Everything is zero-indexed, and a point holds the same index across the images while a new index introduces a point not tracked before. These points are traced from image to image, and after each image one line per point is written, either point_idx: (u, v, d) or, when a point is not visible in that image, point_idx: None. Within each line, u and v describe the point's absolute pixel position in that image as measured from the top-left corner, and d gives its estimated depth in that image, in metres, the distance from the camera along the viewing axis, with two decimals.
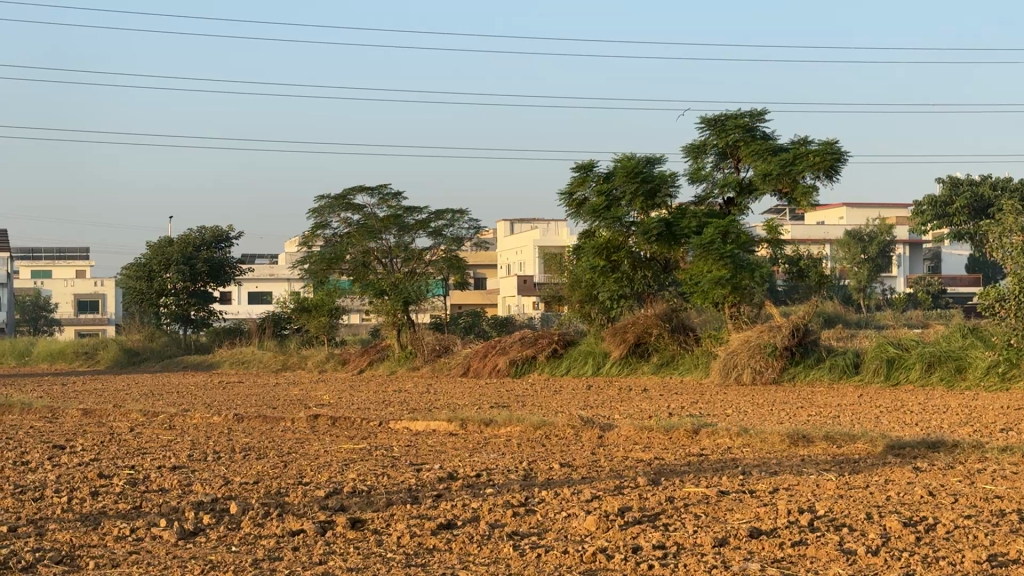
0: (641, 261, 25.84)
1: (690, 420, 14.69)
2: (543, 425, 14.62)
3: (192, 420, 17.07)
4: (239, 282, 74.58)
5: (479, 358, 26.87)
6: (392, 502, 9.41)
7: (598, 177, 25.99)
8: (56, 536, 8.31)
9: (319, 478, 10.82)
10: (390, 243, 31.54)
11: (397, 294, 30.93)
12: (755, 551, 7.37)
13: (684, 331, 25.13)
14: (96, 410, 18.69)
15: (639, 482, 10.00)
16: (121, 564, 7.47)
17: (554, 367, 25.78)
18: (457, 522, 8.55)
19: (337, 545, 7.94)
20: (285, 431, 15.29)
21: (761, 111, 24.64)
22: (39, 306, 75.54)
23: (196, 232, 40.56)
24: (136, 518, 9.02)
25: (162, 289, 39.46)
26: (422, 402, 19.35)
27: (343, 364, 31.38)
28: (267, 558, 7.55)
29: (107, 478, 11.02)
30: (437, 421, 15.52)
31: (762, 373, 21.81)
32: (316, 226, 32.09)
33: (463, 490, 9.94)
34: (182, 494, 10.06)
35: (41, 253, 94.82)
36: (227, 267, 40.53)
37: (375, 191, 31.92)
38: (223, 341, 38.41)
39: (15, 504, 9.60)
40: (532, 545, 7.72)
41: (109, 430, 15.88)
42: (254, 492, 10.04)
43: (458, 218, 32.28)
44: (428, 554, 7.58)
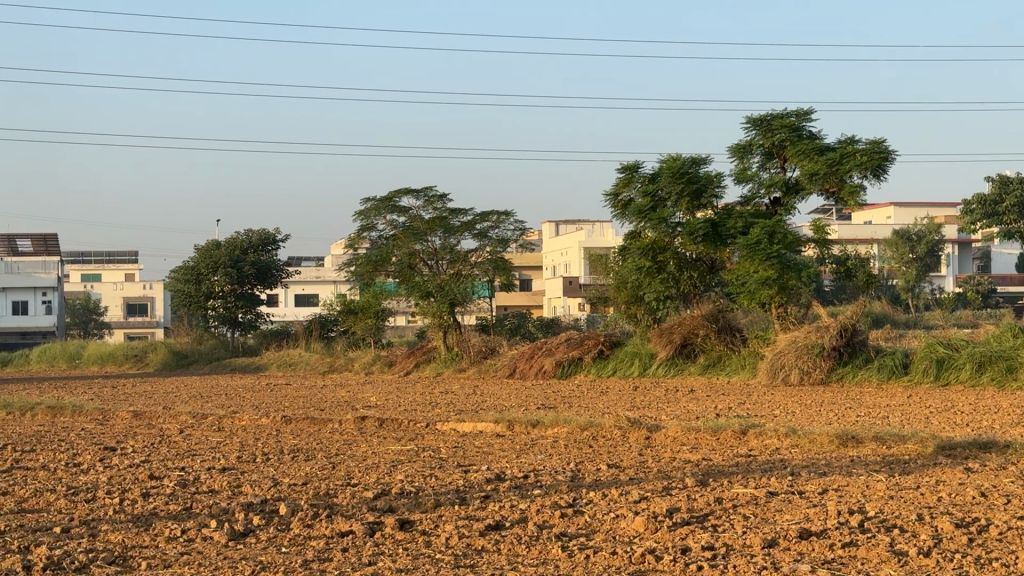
0: (687, 261, 25.76)
1: (738, 420, 14.70)
2: (590, 425, 14.66)
3: (241, 422, 17.24)
4: (286, 285, 75.06)
5: (525, 359, 26.91)
6: (440, 503, 9.46)
7: (644, 178, 25.98)
8: (108, 536, 8.41)
9: (368, 479, 10.89)
10: (436, 245, 31.70)
11: (443, 295, 31.00)
12: (805, 552, 7.35)
13: (730, 332, 25.03)
14: (149, 411, 18.93)
15: (688, 483, 10.00)
16: (173, 564, 7.54)
17: (599, 369, 25.76)
18: (506, 522, 8.58)
19: (386, 546, 7.98)
20: (334, 432, 15.43)
21: (807, 110, 24.53)
22: (88, 309, 76.29)
23: (244, 235, 40.87)
24: (186, 518, 9.13)
25: (210, 292, 39.77)
26: (470, 403, 19.48)
27: (389, 365, 31.50)
28: (317, 560, 7.59)
29: (159, 479, 11.15)
30: (485, 422, 15.60)
31: (810, 374, 21.70)
32: (362, 228, 32.30)
33: (511, 490, 9.98)
34: (232, 495, 10.15)
35: (90, 257, 95.71)
36: (274, 270, 40.80)
37: (421, 193, 32.07)
38: (270, 343, 38.67)
39: (68, 505, 9.72)
40: (581, 546, 7.73)
41: (160, 431, 16.06)
42: (303, 493, 10.12)
43: (504, 219, 32.36)
44: (477, 554, 7.62)
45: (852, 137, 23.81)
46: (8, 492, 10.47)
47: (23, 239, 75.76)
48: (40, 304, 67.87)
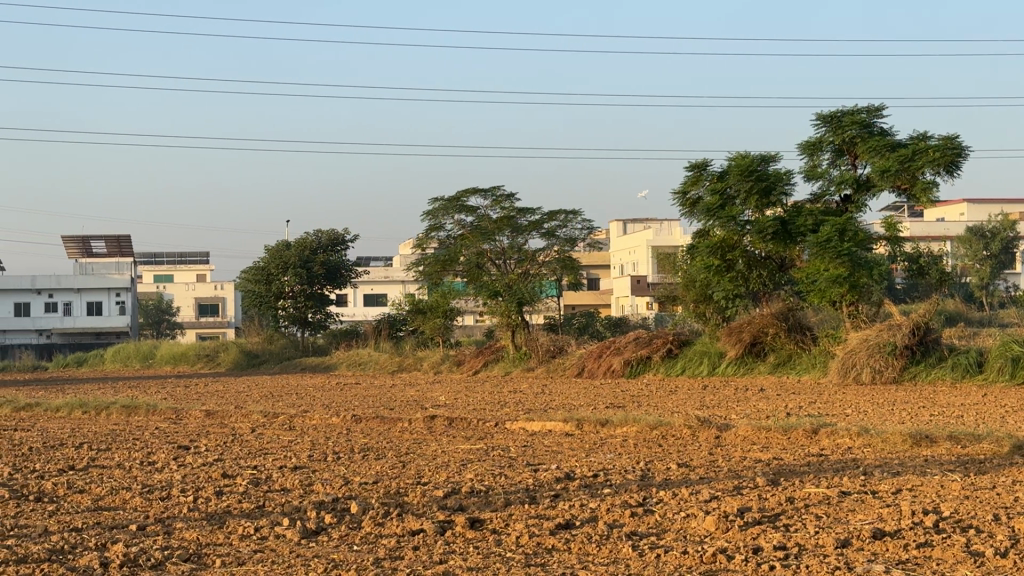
0: (756, 260, 25.62)
1: (809, 420, 14.51)
2: (660, 425, 14.60)
3: (311, 422, 17.30)
4: (355, 284, 75.49)
5: (594, 358, 26.90)
6: (510, 502, 9.47)
7: (711, 177, 25.91)
8: (182, 534, 8.50)
9: (438, 478, 10.92)
10: (504, 244, 31.86)
11: (511, 294, 31.01)
12: (878, 553, 7.28)
13: (801, 330, 24.84)
14: (220, 411, 19.08)
15: (758, 482, 9.94)
16: (246, 561, 7.62)
17: (668, 368, 25.66)
18: (576, 522, 8.58)
19: (456, 545, 8.00)
20: (403, 432, 15.44)
21: (879, 107, 24.31)
22: (161, 309, 77.26)
23: (313, 236, 41.27)
24: (259, 517, 9.20)
25: (280, 293, 40.10)
26: (537, 402, 19.48)
27: (458, 364, 31.57)
28: (388, 558, 7.64)
29: (231, 478, 11.25)
30: (554, 421, 15.57)
31: (882, 373, 21.46)
32: (430, 228, 32.49)
33: (580, 490, 9.97)
34: (303, 494, 10.22)
35: (163, 257, 96.78)
36: (343, 270, 41.10)
37: (489, 193, 32.21)
38: (339, 343, 38.94)
39: (144, 503, 9.84)
40: (651, 546, 7.71)
41: (232, 431, 16.21)
42: (373, 492, 10.17)
43: (571, 219, 32.44)
44: (547, 554, 7.61)
45: (924, 132, 23.54)
46: (87, 490, 10.63)
47: (97, 241, 76.79)
48: (114, 304, 69.04)
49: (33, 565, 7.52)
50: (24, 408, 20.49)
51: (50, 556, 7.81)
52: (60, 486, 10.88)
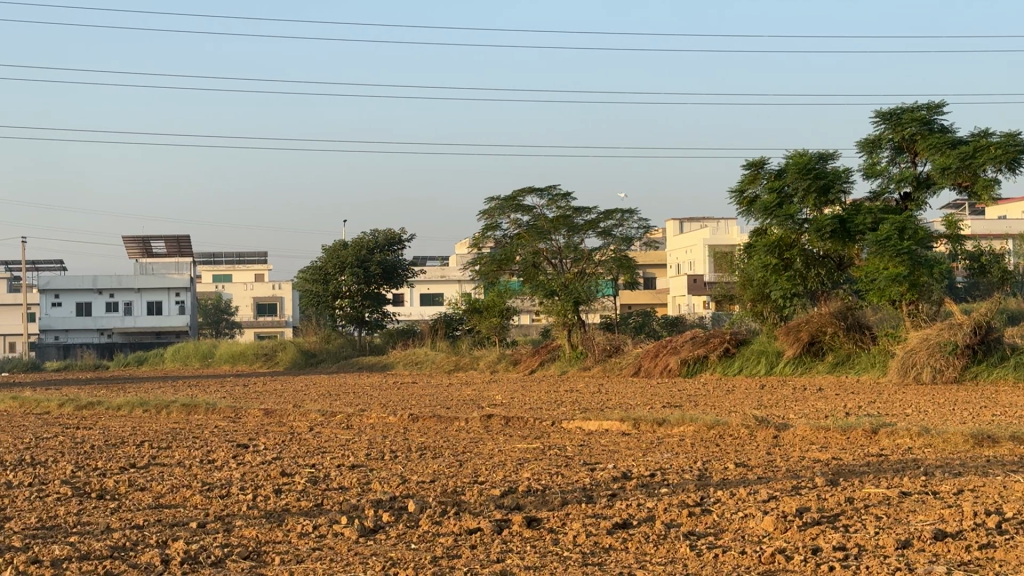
0: (814, 258, 25.46)
1: (869, 420, 14.36)
2: (717, 424, 14.52)
3: (368, 421, 17.38)
4: (411, 284, 75.70)
5: (651, 358, 26.84)
6: (567, 501, 9.48)
7: (769, 175, 25.84)
8: (242, 532, 8.57)
9: (495, 477, 10.94)
10: (560, 244, 31.81)
11: (567, 293, 30.91)
12: (940, 554, 7.21)
13: (860, 330, 24.61)
14: (279, 410, 19.21)
15: (817, 483, 9.86)
16: (305, 559, 7.68)
17: (726, 366, 25.54)
18: (633, 522, 8.55)
19: (514, 544, 8.00)
20: (460, 431, 15.46)
21: (939, 103, 24.07)
22: (220, 309, 77.89)
23: (370, 235, 41.47)
24: (318, 514, 9.27)
25: (337, 292, 40.34)
26: (594, 402, 19.40)
27: (514, 364, 31.58)
28: (445, 557, 7.65)
29: (289, 477, 11.31)
30: (610, 421, 15.52)
31: (942, 373, 21.28)
32: (487, 227, 32.55)
33: (637, 489, 9.94)
34: (361, 493, 10.27)
35: (221, 257, 97.47)
36: (400, 269, 41.26)
37: (545, 192, 32.20)
38: (396, 342, 39.08)
39: (204, 501, 9.92)
40: (709, 546, 7.68)
41: (290, 429, 16.28)
42: (431, 491, 10.19)
43: (628, 218, 32.31)
44: (605, 553, 7.60)
45: (985, 129, 23.27)
46: (148, 488, 10.75)
47: (157, 240, 77.49)
48: (173, 304, 69.75)
49: (95, 562, 7.60)
50: (86, 406, 20.71)
51: (113, 553, 7.91)
52: (121, 484, 10.99)
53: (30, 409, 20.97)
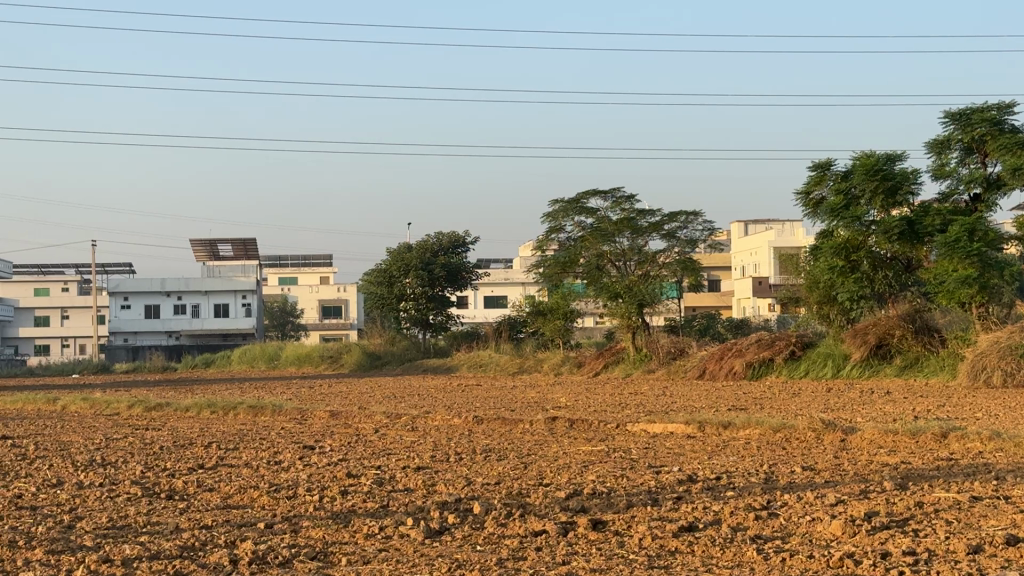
0: (882, 260, 25.21)
1: (939, 423, 14.18)
2: (783, 428, 14.41)
3: (433, 422, 17.49)
4: (476, 286, 75.82)
5: (716, 361, 26.74)
6: (633, 504, 9.45)
7: (836, 176, 25.70)
8: (309, 533, 8.63)
9: (560, 479, 10.96)
10: (624, 246, 31.75)
11: (632, 296, 30.71)
12: (1013, 560, 7.10)
13: (929, 332, 24.33)
14: (344, 411, 19.41)
15: (886, 488, 9.75)
16: (371, 560, 7.72)
17: (792, 369, 25.37)
18: (699, 525, 8.52)
19: (580, 546, 8.01)
20: (524, 433, 15.50)
21: (1009, 103, 23.76)
22: (286, 311, 78.58)
23: (434, 238, 41.70)
24: (384, 516, 9.31)
25: (402, 294, 40.57)
26: (658, 405, 19.29)
27: (578, 366, 31.56)
28: (511, 558, 7.68)
29: (355, 478, 11.40)
30: (675, 424, 15.48)
31: (1014, 376, 20.83)
32: (551, 230, 32.60)
33: (703, 493, 9.88)
34: (427, 494, 10.32)
35: (287, 260, 98.19)
36: (464, 272, 41.40)
37: (609, 194, 32.17)
38: (460, 344, 39.18)
39: (271, 502, 10.02)
40: (776, 549, 7.63)
41: (356, 431, 16.36)
42: (496, 493, 10.22)
43: (692, 220, 32.16)
44: (671, 555, 7.60)
45: None
46: (216, 488, 10.87)
47: (224, 244, 78.31)
48: (240, 306, 70.44)
49: (166, 562, 7.69)
50: (155, 407, 20.96)
51: (182, 553, 7.99)
52: (190, 484, 11.11)
53: (101, 410, 21.33)
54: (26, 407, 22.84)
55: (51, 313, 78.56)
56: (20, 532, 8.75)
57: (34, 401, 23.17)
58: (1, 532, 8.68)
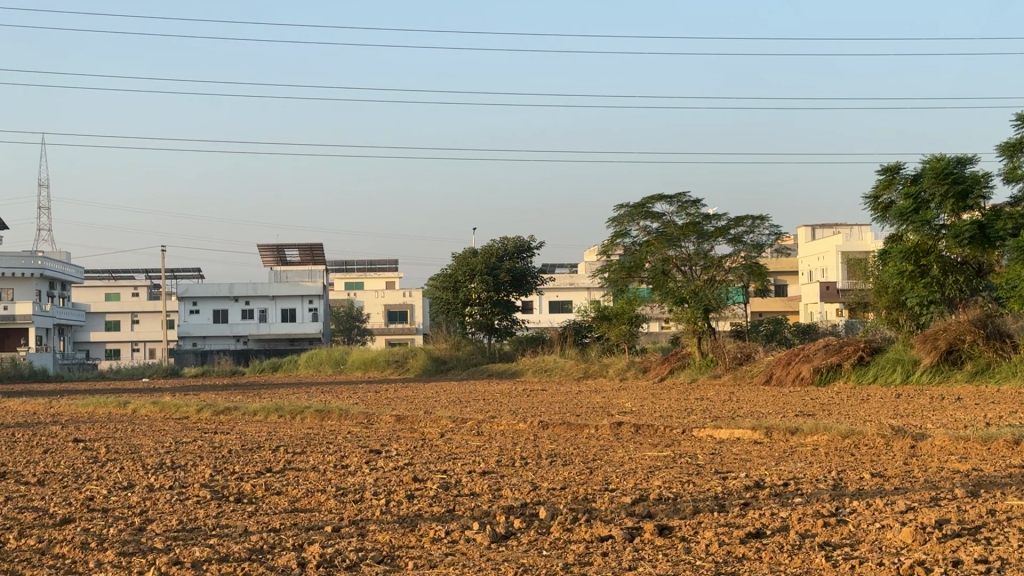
0: (952, 265, 24.91)
1: (1010, 430, 14.00)
2: (852, 434, 14.28)
3: (498, 427, 17.49)
4: (541, 291, 75.82)
5: (782, 366, 26.58)
6: (699, 510, 9.40)
7: (905, 180, 25.50)
8: (375, 537, 8.68)
9: (626, 484, 10.93)
10: (690, 250, 31.63)
11: (698, 301, 30.58)
12: None
13: (1001, 338, 23.95)
14: (411, 415, 19.46)
15: (957, 494, 9.64)
16: (438, 564, 7.76)
17: (860, 374, 25.13)
18: (766, 531, 8.47)
19: (646, 552, 7.99)
20: (591, 438, 15.51)
21: None
22: (352, 316, 79.31)
23: (499, 243, 41.80)
24: (450, 520, 9.35)
25: (468, 299, 40.70)
26: (725, 411, 19.17)
27: (644, 372, 31.47)
28: (577, 564, 7.67)
29: (422, 482, 11.43)
30: (742, 429, 15.39)
31: None
32: (616, 235, 32.57)
33: (771, 499, 9.82)
34: (492, 499, 10.31)
35: (353, 266, 98.80)
36: (530, 277, 41.42)
37: (675, 199, 32.05)
38: (526, 349, 39.21)
39: (337, 506, 10.08)
40: (845, 557, 7.55)
41: (422, 436, 16.44)
42: (561, 498, 10.21)
43: (759, 224, 31.91)
44: (740, 562, 7.55)
45: None
46: (284, 492, 10.95)
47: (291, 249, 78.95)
48: (306, 311, 71.12)
49: (233, 564, 7.76)
50: (223, 412, 21.15)
51: (251, 555, 8.06)
52: (258, 488, 11.20)
53: (171, 414, 21.56)
54: (98, 410, 23.15)
55: (122, 318, 79.58)
56: (92, 533, 8.87)
57: (105, 404, 23.47)
58: (73, 533, 8.81)
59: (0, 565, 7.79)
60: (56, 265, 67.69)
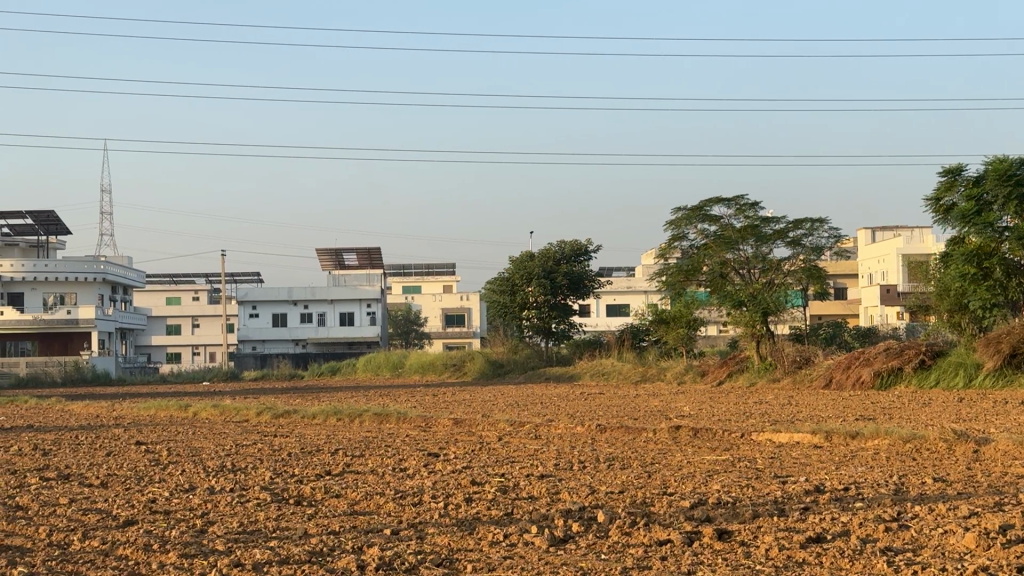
0: (1015, 268, 24.56)
1: None
2: (915, 438, 14.14)
3: (556, 431, 17.44)
4: (598, 295, 75.69)
5: (842, 370, 26.36)
6: (758, 514, 9.35)
7: (967, 182, 25.29)
8: (435, 540, 8.70)
9: (685, 488, 10.90)
10: (748, 253, 31.50)
11: (757, 305, 30.37)
12: None
13: None
14: (469, 419, 19.48)
15: (1022, 500, 9.50)
16: (496, 567, 7.76)
17: (922, 379, 24.87)
18: (828, 536, 8.39)
19: (705, 556, 7.96)
20: (648, 442, 15.46)
21: None
22: (410, 320, 79.60)
23: (556, 246, 41.82)
24: (509, 524, 9.34)
25: (525, 303, 40.77)
26: (784, 414, 19.06)
27: (702, 375, 31.26)
28: (637, 568, 7.65)
29: (479, 486, 11.43)
30: (802, 433, 15.28)
31: None
32: (673, 238, 32.49)
33: (831, 504, 9.72)
34: (550, 502, 10.31)
35: (411, 269, 99.08)
36: (586, 281, 41.37)
37: (732, 202, 31.93)
38: (583, 353, 39.15)
39: (396, 509, 10.12)
40: (908, 562, 7.49)
41: (480, 439, 16.50)
42: (620, 502, 10.19)
43: (819, 227, 31.72)
44: (800, 567, 7.50)
45: None
46: (343, 494, 11.01)
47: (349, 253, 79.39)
48: (365, 315, 71.45)
49: (294, 567, 7.81)
50: (283, 415, 21.29)
51: (310, 558, 8.10)
52: (318, 491, 11.25)
53: (231, 417, 21.69)
54: (160, 414, 23.34)
55: (182, 322, 80.37)
56: (154, 536, 8.95)
57: (166, 407, 23.67)
58: (136, 535, 8.89)
59: (65, 566, 7.88)
60: (118, 270, 68.39)
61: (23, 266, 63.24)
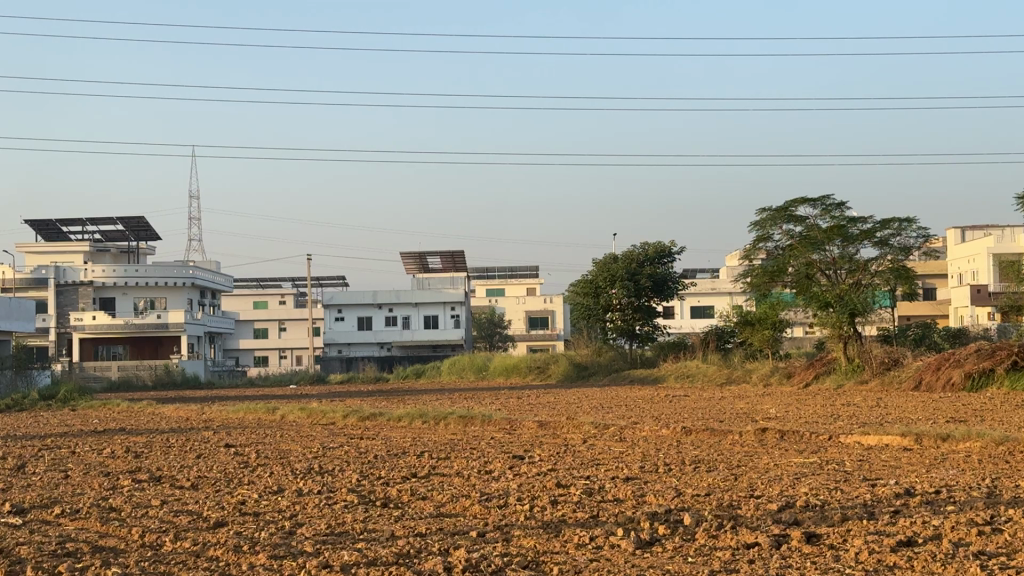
0: None
1: None
2: (1007, 441, 13.87)
3: (641, 432, 17.46)
4: (682, 297, 75.39)
5: (932, 371, 26.05)
6: (847, 517, 9.26)
7: None
8: (521, 542, 8.72)
9: (772, 491, 10.81)
10: (834, 254, 31.15)
11: (843, 306, 29.98)
12: None
13: None
14: (554, 420, 19.59)
15: None
16: (583, 569, 7.76)
17: (1014, 379, 24.36)
18: (919, 539, 8.29)
19: (793, 559, 7.87)
20: (735, 444, 15.34)
21: None
22: (494, 322, 79.80)
23: (639, 248, 41.71)
24: (595, 526, 9.33)
25: (609, 305, 40.69)
26: (872, 416, 19.06)
27: (789, 377, 31.01)
28: (722, 571, 7.59)
29: (565, 487, 11.48)
30: (892, 435, 15.10)
31: None
32: (759, 239, 32.30)
33: (922, 507, 9.60)
34: (637, 504, 10.31)
35: (495, 272, 99.38)
36: (671, 282, 41.19)
37: (818, 202, 31.63)
38: (667, 355, 39.03)
39: (482, 510, 10.17)
40: (1001, 566, 7.37)
41: (566, 439, 16.83)
42: (706, 504, 10.14)
43: (907, 227, 31.32)
44: (889, 571, 7.40)
45: None
46: (430, 497, 11.07)
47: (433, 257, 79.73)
48: (448, 318, 71.76)
49: (383, 567, 7.90)
50: (368, 416, 21.55)
51: (398, 559, 8.17)
52: (405, 492, 11.33)
53: (319, 419, 22.03)
54: (250, 415, 23.75)
55: (269, 326, 81.37)
56: (245, 536, 9.10)
57: (256, 409, 24.09)
58: (227, 536, 9.04)
59: (158, 565, 8.02)
60: (206, 275, 69.41)
61: (115, 270, 64.64)
